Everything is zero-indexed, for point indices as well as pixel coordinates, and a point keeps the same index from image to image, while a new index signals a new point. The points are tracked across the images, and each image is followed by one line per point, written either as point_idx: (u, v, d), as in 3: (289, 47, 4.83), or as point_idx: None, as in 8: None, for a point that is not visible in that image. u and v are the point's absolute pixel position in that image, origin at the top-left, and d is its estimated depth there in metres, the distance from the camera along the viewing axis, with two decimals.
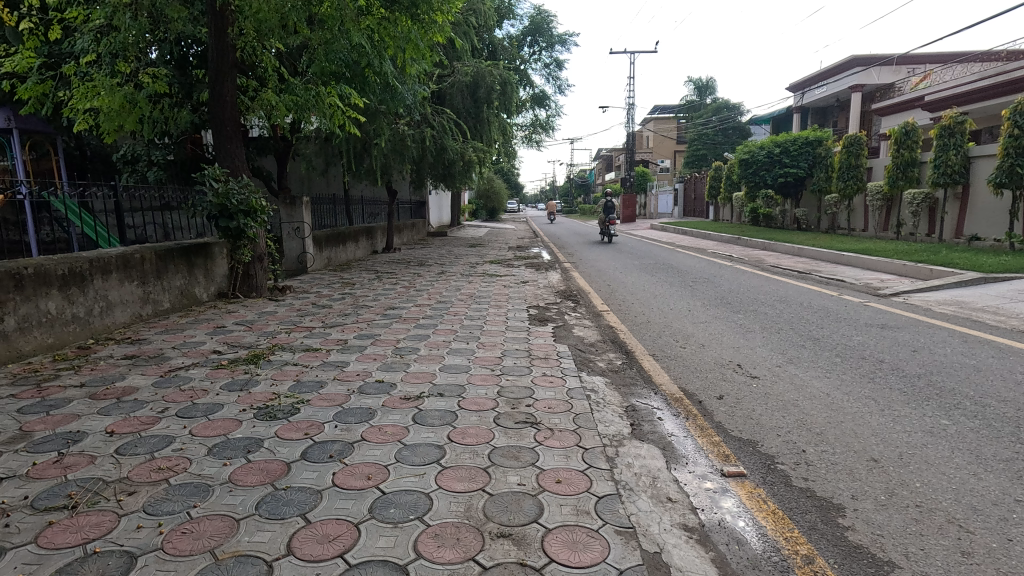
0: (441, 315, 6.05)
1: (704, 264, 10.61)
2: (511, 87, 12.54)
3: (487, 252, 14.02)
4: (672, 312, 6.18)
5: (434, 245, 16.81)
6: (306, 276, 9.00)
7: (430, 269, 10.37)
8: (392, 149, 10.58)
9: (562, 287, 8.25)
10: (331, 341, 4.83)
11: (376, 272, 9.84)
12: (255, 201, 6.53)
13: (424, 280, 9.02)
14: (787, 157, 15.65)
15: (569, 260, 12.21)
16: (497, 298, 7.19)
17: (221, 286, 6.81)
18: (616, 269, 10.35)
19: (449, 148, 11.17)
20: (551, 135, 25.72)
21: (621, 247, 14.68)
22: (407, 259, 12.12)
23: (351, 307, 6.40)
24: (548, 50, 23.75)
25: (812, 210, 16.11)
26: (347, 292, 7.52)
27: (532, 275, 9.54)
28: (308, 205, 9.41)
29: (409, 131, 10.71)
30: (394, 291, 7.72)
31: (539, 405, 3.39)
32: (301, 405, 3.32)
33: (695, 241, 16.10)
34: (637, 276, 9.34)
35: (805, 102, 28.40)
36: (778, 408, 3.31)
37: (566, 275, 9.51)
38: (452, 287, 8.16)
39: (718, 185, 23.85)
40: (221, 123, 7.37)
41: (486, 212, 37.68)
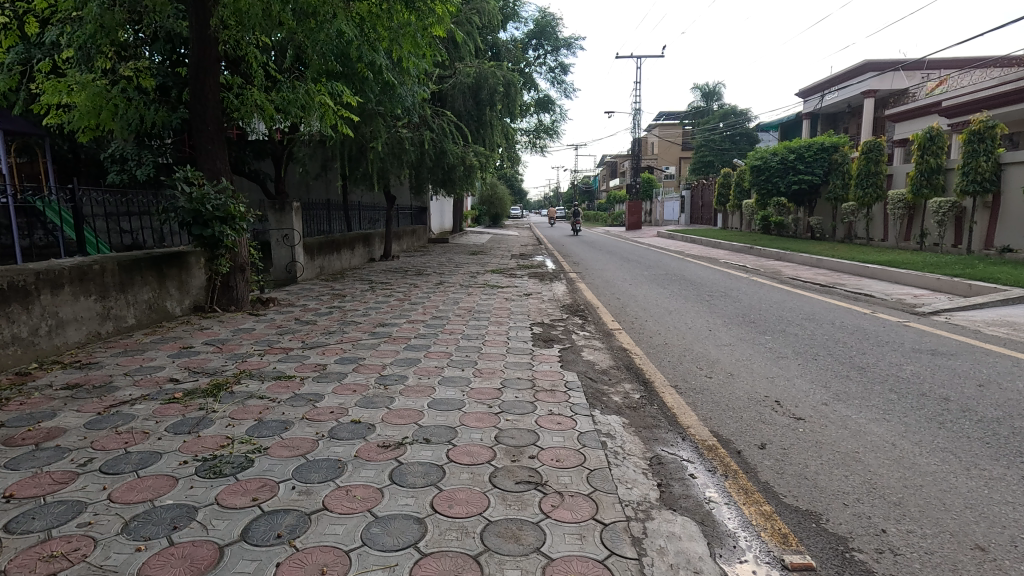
0: (435, 334, 5.47)
1: (718, 275, 10.02)
2: (514, 88, 12.02)
3: (490, 261, 13.46)
4: (691, 332, 5.59)
5: (435, 252, 16.26)
6: (295, 286, 8.45)
7: (428, 280, 9.79)
8: (390, 152, 10.05)
9: (569, 301, 7.67)
10: (308, 367, 4.25)
11: (370, 282, 9.29)
12: (233, 207, 5.90)
13: (420, 291, 8.44)
14: (801, 164, 15.04)
15: (575, 270, 11.64)
16: (498, 314, 6.61)
17: (197, 299, 6.25)
18: (625, 280, 9.77)
19: (449, 152, 10.65)
20: (556, 140, 25.23)
21: (629, 256, 14.11)
22: (405, 268, 11.57)
23: (338, 324, 5.84)
24: (553, 54, 23.30)
25: (826, 218, 15.50)
26: (336, 305, 6.96)
27: (536, 287, 8.97)
28: (299, 211, 8.89)
29: (408, 134, 10.18)
30: (387, 304, 7.15)
31: (545, 457, 2.80)
32: (255, 456, 2.74)
33: (705, 250, 15.50)
34: (648, 289, 8.76)
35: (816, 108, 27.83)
36: (836, 463, 2.72)
37: (572, 287, 8.94)
38: (450, 300, 7.59)
39: (727, 192, 23.25)
40: (202, 122, 6.83)
41: (489, 219, 37.19)
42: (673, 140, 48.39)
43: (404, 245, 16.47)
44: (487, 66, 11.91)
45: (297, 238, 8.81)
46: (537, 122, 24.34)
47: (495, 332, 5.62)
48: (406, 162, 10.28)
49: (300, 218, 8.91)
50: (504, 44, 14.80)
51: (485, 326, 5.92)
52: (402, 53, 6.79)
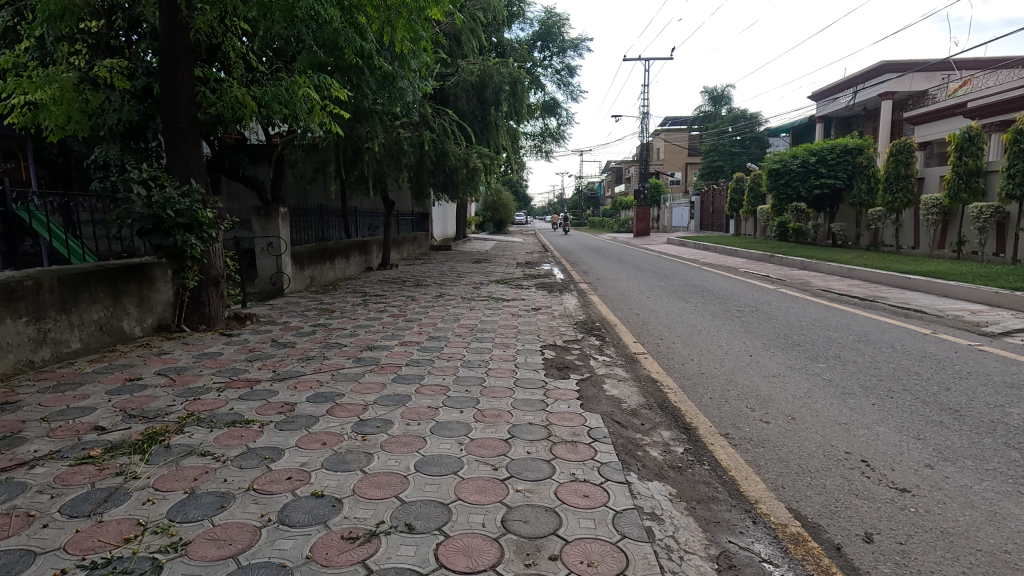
0: (431, 361, 4.69)
1: (742, 287, 9.23)
2: (521, 86, 11.28)
3: (494, 270, 12.71)
4: (728, 358, 4.79)
5: (436, 260, 15.53)
6: (280, 300, 7.71)
7: (428, 291, 9.04)
8: (386, 154, 9.34)
9: (581, 317, 6.88)
10: (271, 408, 3.47)
11: (365, 294, 8.56)
12: (200, 213, 5.11)
13: (418, 305, 7.68)
14: (823, 167, 14.22)
15: (586, 280, 10.87)
16: (503, 333, 5.83)
17: (162, 317, 5.50)
18: (642, 292, 8.98)
19: (452, 154, 9.90)
20: (562, 144, 24.52)
21: (641, 265, 13.33)
22: (404, 278, 10.84)
23: (320, 347, 5.08)
24: (559, 55, 22.62)
25: (850, 224, 14.66)
26: (321, 322, 6.21)
27: (544, 300, 8.19)
28: (287, 219, 8.21)
29: (407, 134, 9.44)
30: (379, 321, 6.40)
31: (572, 558, 2.02)
32: (167, 561, 1.95)
33: (720, 258, 14.69)
34: (668, 301, 7.98)
35: (830, 111, 27.05)
36: (983, 572, 1.93)
37: (585, 300, 8.18)
38: (450, 316, 6.81)
39: (740, 198, 22.43)
40: (173, 118, 6.08)
41: (493, 225, 36.51)
42: (680, 144, 47.63)
43: (404, 253, 15.72)
44: (491, 63, 11.17)
45: (284, 247, 8.11)
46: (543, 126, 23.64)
47: (500, 357, 4.84)
48: (404, 165, 9.57)
49: (289, 226, 8.22)
50: (508, 42, 14.07)
51: (488, 349, 5.15)
52: (395, 39, 6.03)
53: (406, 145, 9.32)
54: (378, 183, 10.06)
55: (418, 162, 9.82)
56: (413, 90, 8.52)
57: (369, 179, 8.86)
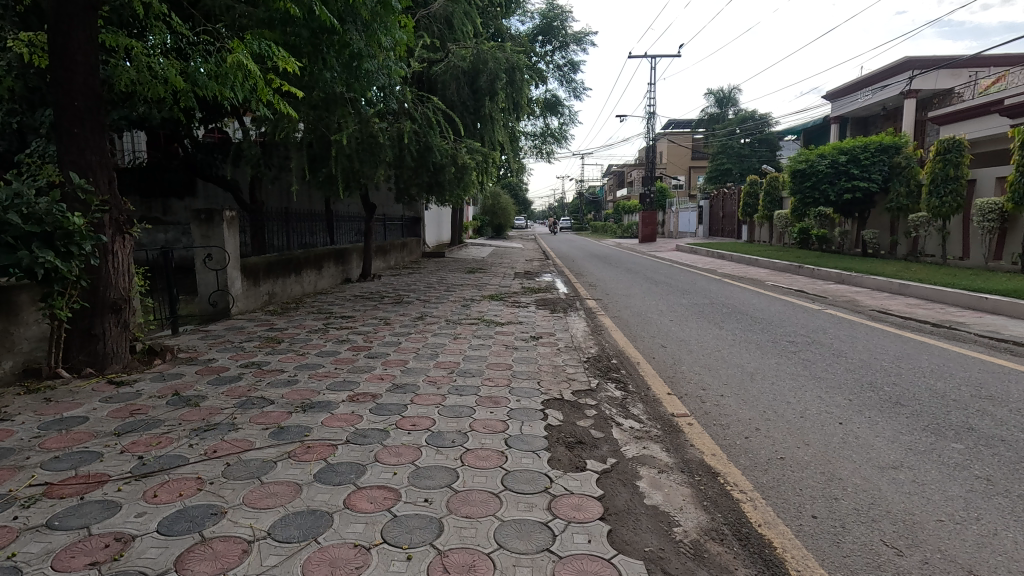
0: (384, 434, 3.27)
1: (781, 306, 7.80)
2: (519, 73, 9.83)
3: (490, 282, 11.31)
4: (809, 427, 3.38)
5: (427, 269, 14.13)
6: (222, 324, 6.30)
7: (409, 310, 7.62)
8: (359, 146, 7.93)
9: (593, 351, 5.45)
10: (84, 555, 2.05)
11: (331, 315, 7.16)
12: (66, 221, 3.70)
13: (391, 330, 6.27)
14: (856, 167, 12.76)
15: (595, 295, 9.47)
16: (493, 378, 4.40)
17: (32, 358, 4.17)
18: (663, 312, 7.56)
19: (438, 149, 8.42)
20: (564, 145, 23.11)
21: (654, 277, 11.91)
22: (385, 293, 9.46)
23: (236, 405, 3.67)
24: (561, 50, 21.25)
25: (884, 232, 13.26)
26: (258, 360, 4.79)
27: (546, 324, 6.77)
28: (238, 225, 6.85)
29: (384, 125, 8.01)
30: (334, 358, 4.98)
31: None
32: None
33: (740, 269, 13.25)
34: (697, 326, 6.56)
35: (846, 111, 25.67)
36: None
37: (595, 324, 6.78)
38: (427, 348, 5.40)
39: (753, 201, 20.91)
40: (66, 97, 4.59)
41: (492, 229, 35.05)
42: (684, 147, 46.30)
43: (390, 261, 14.29)
44: (485, 46, 9.70)
45: (232, 260, 6.74)
46: (544, 126, 22.29)
47: (485, 426, 3.41)
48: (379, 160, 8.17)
49: (240, 234, 6.85)
50: (507, 29, 12.67)
51: (471, 408, 3.73)
52: None
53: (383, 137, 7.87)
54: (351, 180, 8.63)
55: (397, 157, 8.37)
56: (388, 71, 7.08)
57: (339, 180, 7.43)
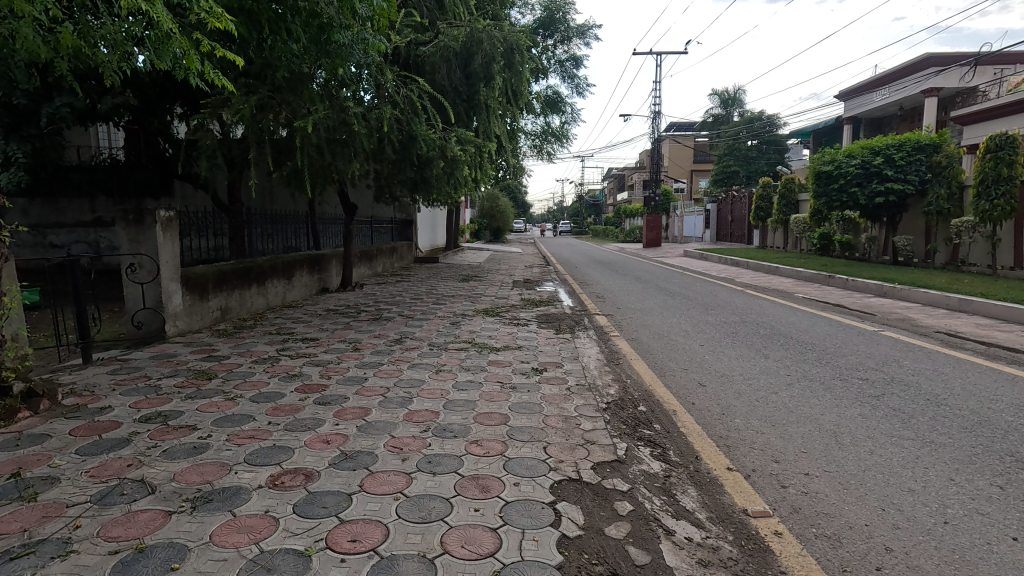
0: (301, 563, 2.05)
1: (827, 326, 6.60)
2: (520, 56, 8.58)
3: (485, 293, 10.11)
4: (969, 550, 2.17)
5: (417, 277, 12.94)
6: (149, 350, 5.07)
7: (388, 329, 6.42)
8: (331, 134, 6.70)
9: (613, 392, 4.25)
10: None
11: (290, 337, 5.94)
12: None
13: (360, 359, 5.06)
14: (890, 167, 11.55)
15: (605, 309, 8.27)
16: (482, 442, 3.20)
17: None
18: (690, 333, 6.36)
19: (425, 140, 7.17)
20: (565, 145, 21.96)
21: (668, 287, 10.74)
22: (364, 306, 8.24)
23: (93, 499, 2.44)
24: (563, 44, 20.09)
25: (918, 238, 12.11)
26: (167, 409, 3.58)
27: (550, 350, 5.55)
28: (178, 228, 5.61)
29: (360, 110, 6.78)
30: (274, 404, 3.77)
31: None
32: None
33: (760, 278, 12.07)
34: (737, 353, 5.36)
35: (860, 111, 24.54)
36: None
37: (609, 350, 5.57)
38: (400, 389, 4.19)
39: (767, 205, 19.76)
40: None
41: (490, 232, 33.87)
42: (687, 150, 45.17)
43: (376, 268, 13.09)
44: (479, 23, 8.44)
45: (169, 270, 5.51)
46: (544, 124, 21.14)
47: (464, 544, 2.19)
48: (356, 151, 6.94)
49: (180, 239, 5.61)
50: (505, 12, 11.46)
51: (447, 501, 2.52)
52: None
53: (358, 125, 6.63)
54: (323, 173, 7.39)
55: (377, 148, 7.14)
56: (363, 43, 5.84)
57: (305, 176, 6.21)
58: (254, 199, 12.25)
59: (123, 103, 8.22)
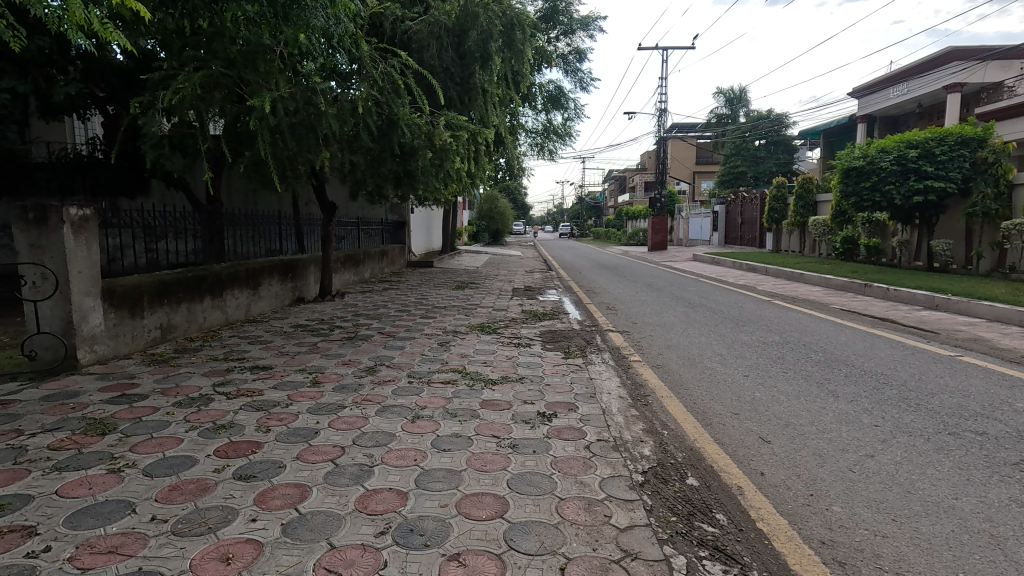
0: None
1: (891, 350, 5.51)
2: (521, 33, 7.54)
3: (481, 303, 9.03)
4: None
5: (408, 283, 11.86)
6: (45, 387, 3.96)
7: (363, 353, 5.32)
8: (293, 119, 5.56)
9: (649, 454, 3.15)
10: None
11: (238, 364, 4.82)
12: None
13: (316, 398, 3.96)
14: (929, 163, 10.46)
15: (619, 325, 7.19)
16: (465, 560, 2.10)
17: None
18: (728, 359, 5.26)
19: (408, 126, 5.95)
20: (568, 143, 20.87)
21: (685, 296, 9.63)
22: (340, 320, 7.14)
23: None
24: (566, 37, 18.96)
25: (958, 242, 11.03)
26: (10, 494, 2.47)
27: (560, 384, 4.44)
28: (96, 230, 4.54)
29: (331, 90, 5.60)
30: (173, 481, 2.66)
31: None
32: None
33: (784, 287, 10.98)
34: (795, 389, 4.26)
35: (875, 108, 23.49)
36: None
37: (633, 385, 4.47)
38: (358, 451, 3.09)
39: (781, 206, 18.69)
40: None
41: (489, 235, 32.84)
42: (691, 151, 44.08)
43: (364, 274, 12.01)
44: None
45: (83, 282, 4.42)
46: (546, 121, 20.01)
47: None
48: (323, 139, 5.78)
49: (98, 244, 4.53)
50: None
51: None
52: None
53: (324, 106, 5.42)
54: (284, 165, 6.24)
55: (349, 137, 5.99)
56: (326, 6, 4.60)
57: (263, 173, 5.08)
58: (231, 195, 11.00)
59: (80, 92, 6.96)
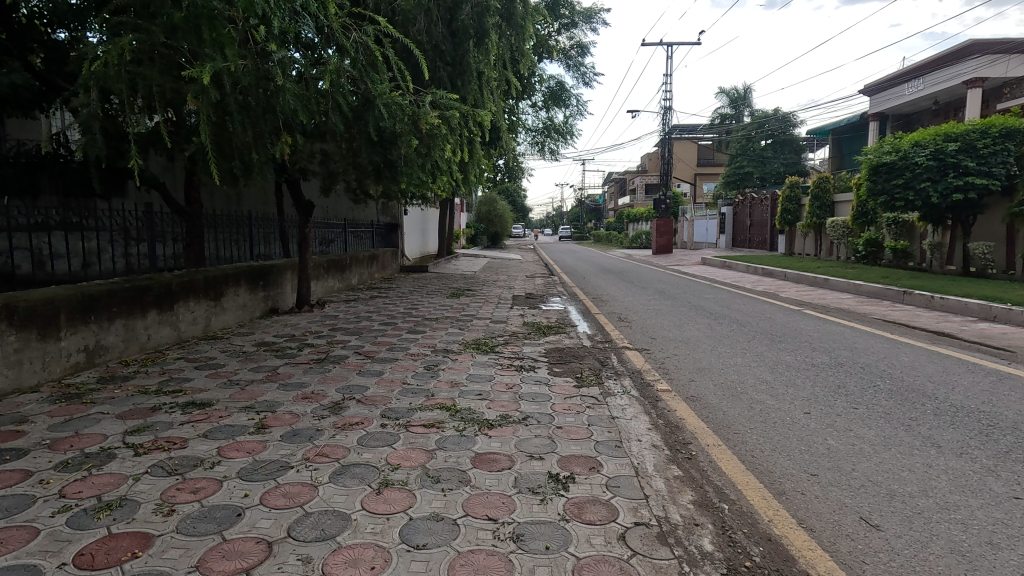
0: None
1: (972, 374, 4.55)
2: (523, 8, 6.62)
3: (478, 313, 8.07)
4: None
5: (398, 291, 10.91)
6: None
7: (331, 382, 4.36)
8: (245, 98, 4.48)
9: (713, 552, 2.18)
10: None
11: (170, 398, 3.85)
12: None
13: (255, 453, 2.99)
14: (969, 158, 9.53)
15: (636, 341, 6.23)
16: None
17: None
18: (776, 388, 4.32)
19: (387, 106, 4.76)
20: (570, 142, 19.94)
21: (705, 306, 8.66)
22: (313, 336, 6.17)
23: None
24: (567, 30, 18.04)
25: (999, 244, 10.09)
26: None
27: (574, 427, 3.49)
28: None
29: (292, 64, 4.48)
30: None
31: None
32: None
33: (809, 293, 10.06)
34: (876, 434, 3.32)
35: (889, 105, 22.59)
36: None
37: (667, 428, 3.54)
38: (292, 551, 2.13)
39: (794, 207, 17.77)
40: None
41: (488, 238, 31.91)
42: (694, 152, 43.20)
43: (351, 280, 11.06)
44: None
45: None
46: (546, 119, 19.08)
47: None
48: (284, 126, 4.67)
49: None
50: None
51: None
52: None
53: (281, 79, 4.25)
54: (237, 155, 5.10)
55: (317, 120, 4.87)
56: None
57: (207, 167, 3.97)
58: (211, 202, 9.73)
59: (28, 84, 5.17)
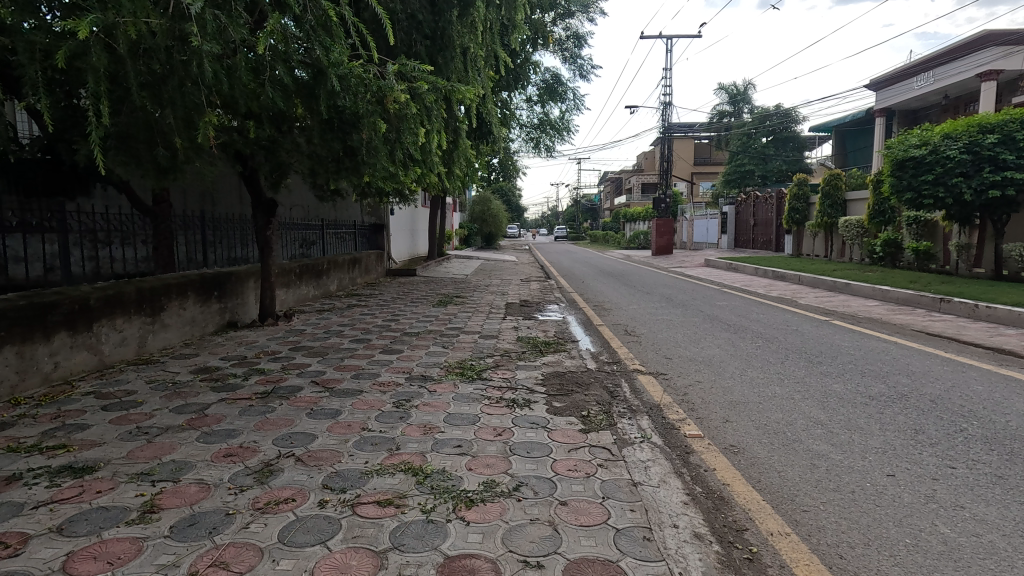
0: None
1: None
2: None
3: (466, 326, 7.15)
4: None
5: (381, 298, 9.96)
6: None
7: (271, 429, 3.41)
8: (159, 68, 3.51)
9: None
10: None
11: (44, 458, 2.89)
12: None
13: (122, 561, 2.05)
14: (1008, 150, 8.68)
15: (649, 361, 5.32)
16: None
17: None
18: (834, 432, 3.41)
19: (343, 78, 3.80)
20: (566, 137, 19.01)
21: (721, 315, 7.77)
22: (267, 358, 5.20)
23: None
24: (564, 19, 17.13)
25: None
26: None
27: (583, 505, 2.56)
28: None
29: (219, 25, 3.45)
30: None
31: None
32: None
33: (832, 299, 9.18)
34: (1000, 515, 2.41)
35: (897, 99, 21.77)
36: None
37: (710, 502, 2.62)
38: None
39: (802, 205, 16.92)
40: None
41: (482, 238, 30.99)
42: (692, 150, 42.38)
43: (329, 287, 10.10)
44: None
45: None
46: (542, 115, 18.17)
47: None
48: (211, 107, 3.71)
49: None
50: None
51: None
52: None
53: (200, 41, 3.23)
54: (160, 144, 4.12)
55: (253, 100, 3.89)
56: None
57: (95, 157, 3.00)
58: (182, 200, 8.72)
59: None
